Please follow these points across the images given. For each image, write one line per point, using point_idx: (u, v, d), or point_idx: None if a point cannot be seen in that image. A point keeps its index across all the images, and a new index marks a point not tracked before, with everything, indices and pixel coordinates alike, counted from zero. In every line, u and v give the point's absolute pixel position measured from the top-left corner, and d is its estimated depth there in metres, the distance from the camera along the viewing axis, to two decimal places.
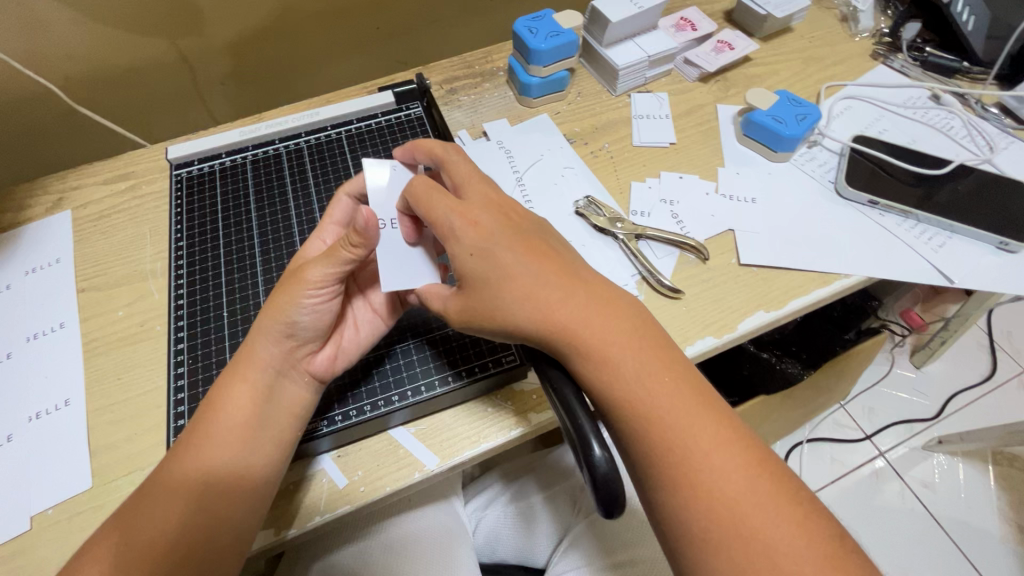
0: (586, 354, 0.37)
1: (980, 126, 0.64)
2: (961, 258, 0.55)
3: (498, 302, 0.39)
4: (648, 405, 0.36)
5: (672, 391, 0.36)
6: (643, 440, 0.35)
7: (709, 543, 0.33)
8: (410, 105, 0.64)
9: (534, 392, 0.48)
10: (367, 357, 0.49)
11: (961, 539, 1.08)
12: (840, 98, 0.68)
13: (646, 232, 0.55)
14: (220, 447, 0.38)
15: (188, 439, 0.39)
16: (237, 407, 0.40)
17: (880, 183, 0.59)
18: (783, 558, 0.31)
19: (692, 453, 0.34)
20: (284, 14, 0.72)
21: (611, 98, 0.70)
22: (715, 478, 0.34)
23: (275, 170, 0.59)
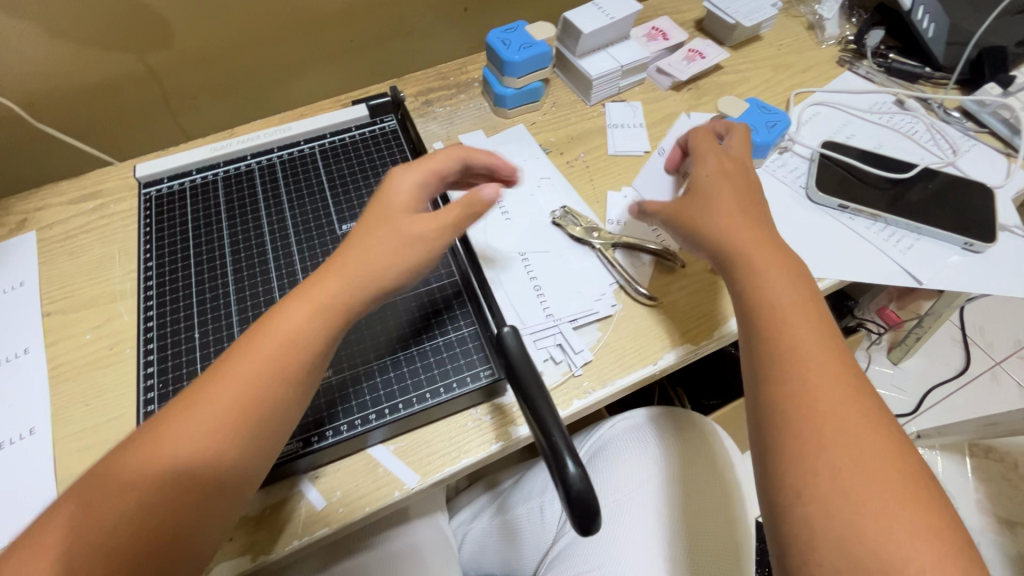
0: (788, 338, 0.41)
1: (943, 129, 0.66)
2: (930, 259, 0.57)
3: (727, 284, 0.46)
4: (822, 384, 0.39)
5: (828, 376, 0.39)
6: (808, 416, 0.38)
7: (819, 526, 0.34)
8: (385, 118, 0.63)
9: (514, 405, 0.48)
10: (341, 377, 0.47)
11: None
12: (809, 104, 0.69)
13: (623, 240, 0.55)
14: (233, 422, 0.35)
15: (197, 403, 0.35)
16: (259, 379, 0.36)
17: (849, 187, 0.60)
18: (887, 546, 0.32)
19: (844, 430, 0.37)
20: (255, 27, 0.72)
21: (586, 107, 0.70)
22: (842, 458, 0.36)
23: (248, 186, 0.58)
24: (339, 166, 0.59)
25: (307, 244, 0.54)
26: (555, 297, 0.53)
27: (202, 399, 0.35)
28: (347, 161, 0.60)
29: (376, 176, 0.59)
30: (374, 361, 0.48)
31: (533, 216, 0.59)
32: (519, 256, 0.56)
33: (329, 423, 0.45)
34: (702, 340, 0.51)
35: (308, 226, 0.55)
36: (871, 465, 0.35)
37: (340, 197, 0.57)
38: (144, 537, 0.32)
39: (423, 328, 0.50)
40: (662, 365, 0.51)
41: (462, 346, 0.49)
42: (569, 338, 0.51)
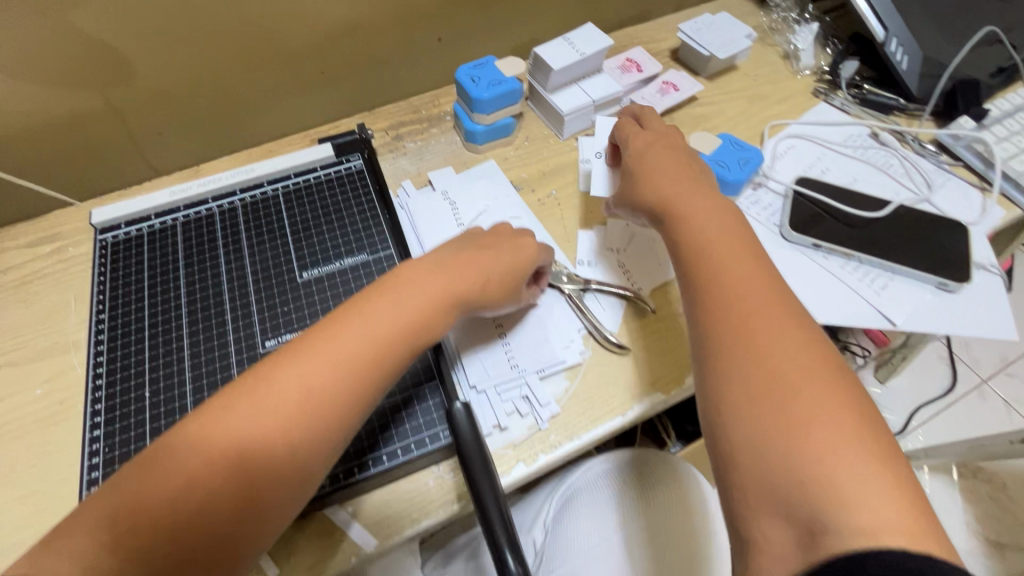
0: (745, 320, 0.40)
1: (917, 163, 0.66)
2: (903, 301, 0.56)
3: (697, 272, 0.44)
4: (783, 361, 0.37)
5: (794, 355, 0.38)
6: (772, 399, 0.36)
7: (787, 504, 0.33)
8: (350, 157, 0.62)
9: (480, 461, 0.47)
10: None
11: None
12: (784, 138, 0.69)
13: (592, 284, 0.54)
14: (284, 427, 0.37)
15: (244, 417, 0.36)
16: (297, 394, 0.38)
17: (823, 226, 0.59)
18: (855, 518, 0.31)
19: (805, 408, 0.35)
20: (222, 61, 0.71)
21: (559, 141, 0.69)
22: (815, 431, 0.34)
23: (207, 232, 0.56)
24: (304, 209, 0.58)
25: (267, 293, 0.53)
26: (524, 358, 0.50)
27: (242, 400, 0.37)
28: (311, 204, 0.58)
29: (340, 219, 0.57)
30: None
31: None
32: (492, 322, 0.52)
33: None
34: (673, 390, 0.50)
35: (268, 274, 0.54)
36: (841, 436, 0.33)
37: (303, 242, 0.56)
38: (167, 532, 0.33)
39: None
40: (632, 416, 0.49)
41: (422, 403, 0.47)
42: (537, 393, 0.49)
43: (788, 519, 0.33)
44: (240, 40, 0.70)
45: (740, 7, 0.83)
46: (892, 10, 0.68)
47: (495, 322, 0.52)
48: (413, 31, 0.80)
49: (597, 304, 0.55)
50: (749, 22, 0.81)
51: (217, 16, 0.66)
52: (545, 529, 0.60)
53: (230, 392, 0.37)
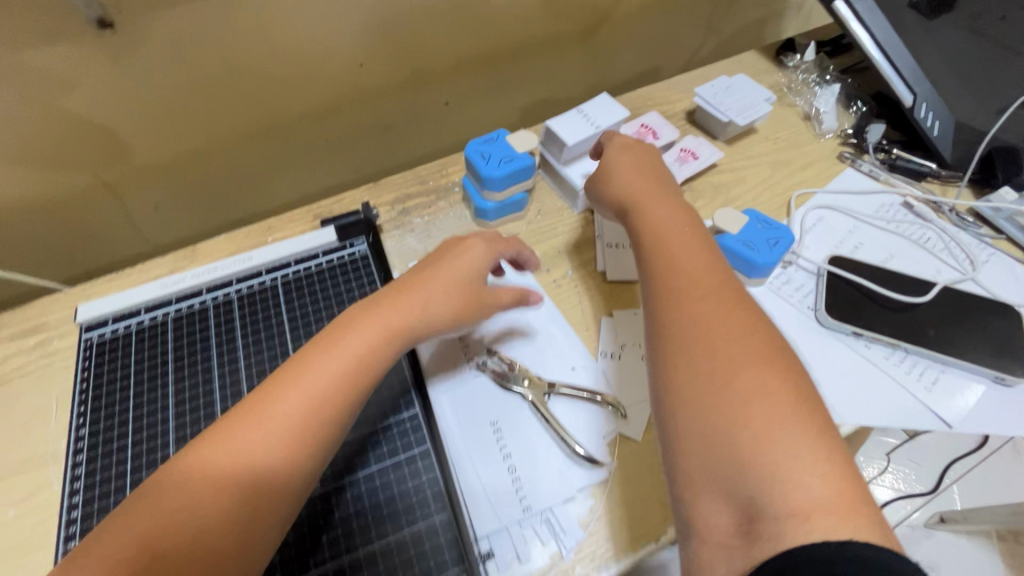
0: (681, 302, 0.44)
1: (957, 236, 0.61)
2: (958, 398, 0.51)
3: (665, 266, 0.48)
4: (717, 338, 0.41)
5: (725, 325, 0.42)
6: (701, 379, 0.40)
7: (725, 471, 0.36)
8: (355, 241, 0.58)
9: None
10: None
11: None
12: (812, 209, 0.65)
13: (557, 388, 0.49)
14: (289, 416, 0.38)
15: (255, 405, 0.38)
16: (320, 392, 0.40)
17: (863, 311, 0.55)
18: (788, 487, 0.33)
19: (728, 383, 0.39)
20: (222, 133, 0.68)
21: (574, 215, 0.66)
22: (741, 392, 0.38)
23: (200, 329, 0.52)
24: (302, 301, 0.54)
25: None
26: (532, 477, 0.46)
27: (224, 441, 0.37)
28: (312, 295, 0.55)
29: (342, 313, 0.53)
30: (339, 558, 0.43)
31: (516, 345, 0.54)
32: (490, 428, 0.48)
33: None
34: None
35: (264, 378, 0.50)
36: (754, 408, 0.37)
37: (301, 339, 0.52)
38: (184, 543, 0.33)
39: (388, 517, 0.44)
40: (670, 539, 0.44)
41: (433, 539, 0.43)
42: (559, 516, 0.45)
43: (729, 508, 0.35)
44: (240, 112, 0.67)
45: (756, 66, 0.81)
46: (919, 75, 0.66)
47: (491, 423, 0.49)
48: (420, 96, 0.78)
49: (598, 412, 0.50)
50: (766, 81, 0.79)
51: (216, 91, 0.64)
52: None
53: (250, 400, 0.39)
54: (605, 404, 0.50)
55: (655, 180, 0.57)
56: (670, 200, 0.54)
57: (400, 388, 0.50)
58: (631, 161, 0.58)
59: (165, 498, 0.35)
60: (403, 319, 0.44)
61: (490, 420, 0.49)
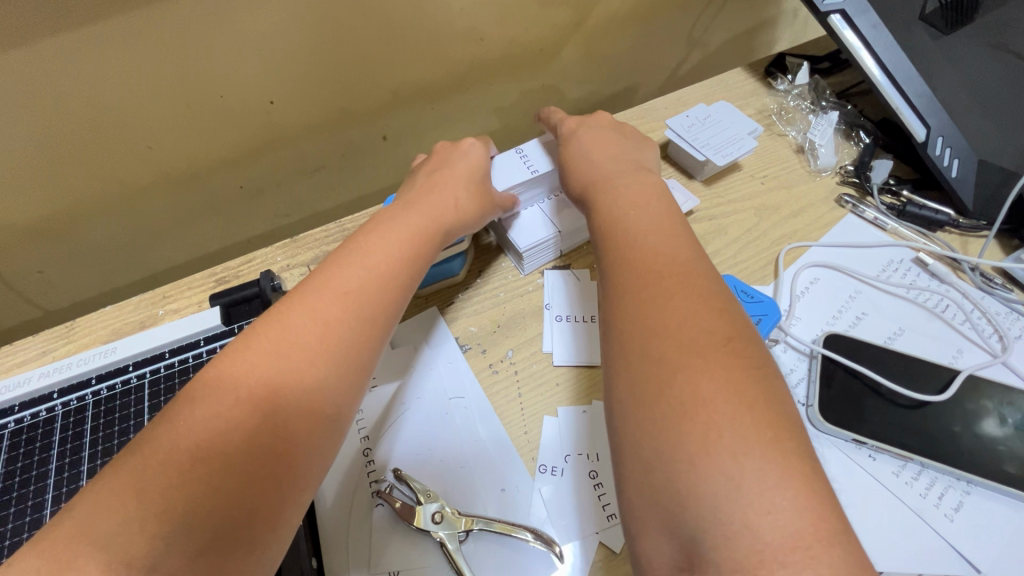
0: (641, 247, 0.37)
1: (980, 303, 0.51)
2: (987, 532, 0.40)
3: (611, 202, 0.43)
4: (666, 280, 0.34)
5: (680, 264, 0.35)
6: (651, 331, 0.31)
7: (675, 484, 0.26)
8: (245, 323, 0.48)
9: None
10: None
11: None
12: (804, 268, 0.54)
13: (473, 525, 0.40)
14: (300, 333, 0.35)
15: (258, 333, 0.35)
16: (322, 315, 0.36)
17: (866, 410, 0.44)
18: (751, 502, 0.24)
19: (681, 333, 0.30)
20: (111, 186, 0.59)
21: (519, 277, 0.55)
22: (699, 341, 0.30)
23: (41, 446, 0.42)
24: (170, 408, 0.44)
25: None
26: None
27: (244, 351, 0.33)
28: None
29: None
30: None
31: (422, 437, 0.45)
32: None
33: None
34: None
35: None
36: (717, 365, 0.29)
37: None
38: (195, 514, 0.28)
39: None
40: None
41: None
42: None
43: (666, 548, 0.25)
44: (129, 163, 0.58)
45: (743, 87, 0.70)
46: (935, 106, 0.54)
47: (389, 573, 0.40)
48: (352, 132, 0.67)
49: (531, 551, 0.40)
50: (753, 106, 0.68)
51: (94, 143, 0.54)
52: None
53: (241, 340, 0.35)
54: (534, 538, 0.40)
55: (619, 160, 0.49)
56: (636, 168, 0.47)
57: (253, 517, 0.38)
58: (592, 134, 0.52)
59: (136, 467, 0.28)
60: (414, 244, 0.44)
61: (389, 571, 0.40)
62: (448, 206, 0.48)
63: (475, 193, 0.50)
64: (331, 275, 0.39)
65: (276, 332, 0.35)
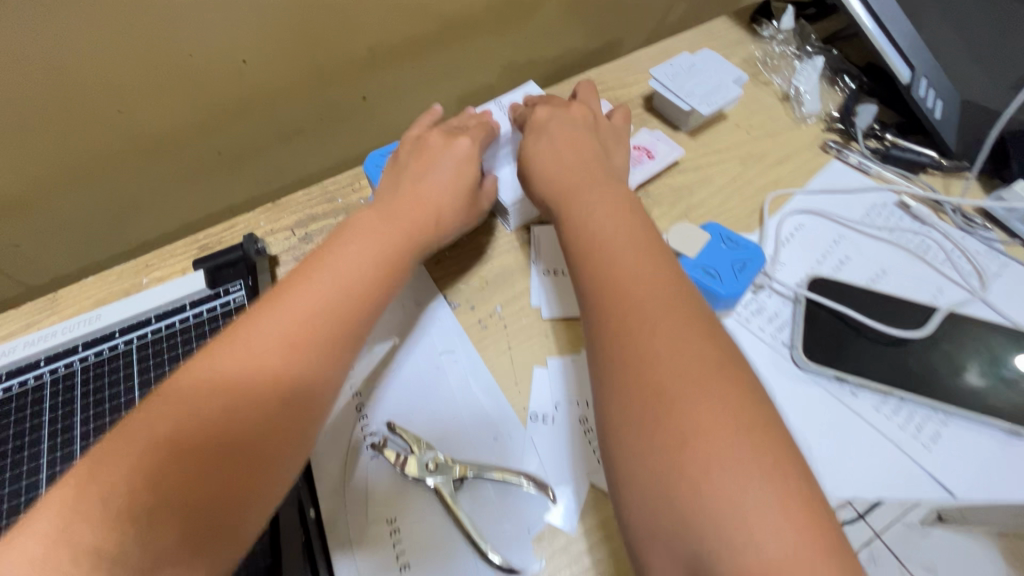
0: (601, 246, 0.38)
1: (961, 244, 0.51)
2: (963, 459, 0.42)
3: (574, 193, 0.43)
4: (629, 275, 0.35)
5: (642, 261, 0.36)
6: (631, 320, 0.33)
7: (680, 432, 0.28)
8: (231, 286, 0.48)
9: None
10: None
11: None
12: (789, 215, 0.54)
13: (467, 473, 0.41)
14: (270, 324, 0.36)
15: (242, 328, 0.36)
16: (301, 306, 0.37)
17: (848, 350, 0.45)
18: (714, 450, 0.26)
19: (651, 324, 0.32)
20: (84, 153, 0.57)
21: (506, 233, 0.55)
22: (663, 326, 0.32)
23: (32, 412, 0.42)
24: (161, 370, 0.44)
25: None
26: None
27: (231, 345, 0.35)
28: (172, 362, 0.44)
29: None
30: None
31: (409, 394, 0.45)
32: (387, 529, 0.40)
33: None
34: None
35: None
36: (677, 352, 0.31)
37: None
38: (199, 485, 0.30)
39: None
40: None
41: None
42: None
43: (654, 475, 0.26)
44: (101, 129, 0.56)
45: (729, 35, 0.69)
46: (919, 46, 0.54)
47: (388, 522, 0.40)
48: (330, 93, 0.66)
49: (528, 495, 0.41)
50: (739, 55, 0.67)
51: (63, 107, 0.52)
52: None
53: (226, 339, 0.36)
54: (526, 485, 0.41)
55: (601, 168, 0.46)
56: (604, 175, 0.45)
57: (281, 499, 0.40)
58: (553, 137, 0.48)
59: None
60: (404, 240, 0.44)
61: (387, 518, 0.40)
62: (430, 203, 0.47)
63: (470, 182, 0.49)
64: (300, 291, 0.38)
65: (242, 349, 0.34)
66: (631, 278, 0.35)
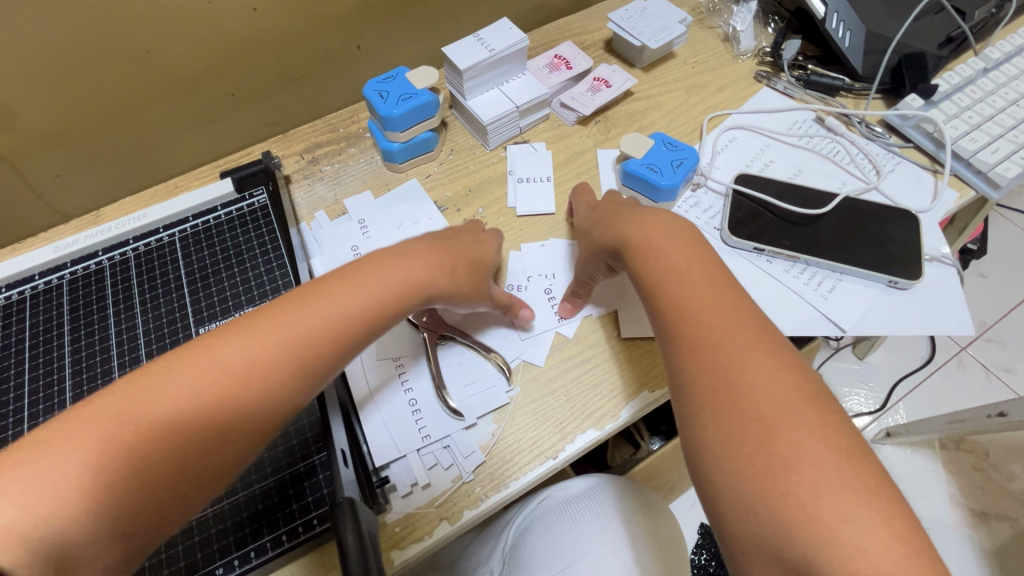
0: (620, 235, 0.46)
1: (865, 148, 0.62)
2: (853, 303, 0.52)
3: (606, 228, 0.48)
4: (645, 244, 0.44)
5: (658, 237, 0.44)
6: (662, 282, 0.41)
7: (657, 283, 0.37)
8: (254, 191, 0.57)
9: (447, 500, 0.44)
10: (208, 526, 0.41)
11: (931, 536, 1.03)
12: (724, 130, 0.64)
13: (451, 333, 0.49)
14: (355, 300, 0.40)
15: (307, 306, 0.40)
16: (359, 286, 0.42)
17: (766, 227, 0.55)
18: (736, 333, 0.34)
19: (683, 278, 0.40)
20: (117, 94, 0.64)
21: (486, 152, 0.64)
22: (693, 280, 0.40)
23: (96, 289, 0.51)
24: (201, 256, 0.53)
25: (159, 352, 0.48)
26: (432, 403, 0.47)
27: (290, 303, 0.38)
28: (210, 249, 0.53)
29: (242, 264, 0.52)
30: (247, 490, 0.43)
31: None
32: (393, 364, 0.48)
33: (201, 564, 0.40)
34: (605, 419, 0.47)
35: (161, 331, 0.49)
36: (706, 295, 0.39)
37: (200, 293, 0.51)
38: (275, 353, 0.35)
39: (279, 452, 0.44)
40: (576, 448, 0.46)
41: (325, 471, 0.43)
42: (459, 442, 0.45)
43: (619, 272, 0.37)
44: (133, 68, 0.63)
45: None
46: None
47: (393, 359, 0.49)
48: (328, 41, 0.74)
49: (509, 340, 0.50)
50: (688, 4, 0.76)
51: (98, 49, 0.60)
52: (502, 558, 0.59)
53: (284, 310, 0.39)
54: (499, 363, 0.49)
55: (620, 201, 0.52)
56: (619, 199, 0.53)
57: None
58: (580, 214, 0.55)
59: None
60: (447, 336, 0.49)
61: (392, 358, 0.49)
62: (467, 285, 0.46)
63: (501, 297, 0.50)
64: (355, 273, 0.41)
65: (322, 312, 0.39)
66: (643, 234, 0.44)
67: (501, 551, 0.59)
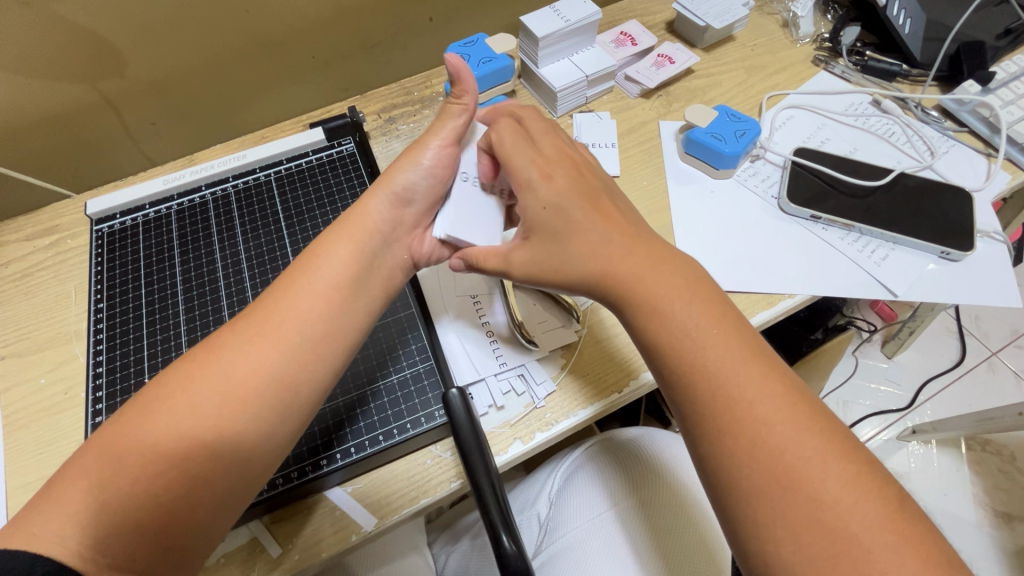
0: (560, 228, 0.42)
1: (921, 130, 0.64)
2: (904, 269, 0.55)
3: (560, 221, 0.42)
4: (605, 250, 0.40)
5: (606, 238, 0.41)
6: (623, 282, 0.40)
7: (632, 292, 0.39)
8: (343, 141, 0.61)
9: (524, 420, 0.48)
10: (315, 427, 0.46)
11: (947, 529, 1.05)
12: (783, 108, 0.67)
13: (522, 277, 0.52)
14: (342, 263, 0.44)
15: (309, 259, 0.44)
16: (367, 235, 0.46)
17: (824, 198, 0.58)
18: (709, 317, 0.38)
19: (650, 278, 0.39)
20: (215, 49, 0.68)
21: (553, 118, 0.68)
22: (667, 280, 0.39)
23: (202, 218, 0.56)
24: (295, 195, 0.58)
25: (262, 277, 0.53)
26: (506, 336, 0.51)
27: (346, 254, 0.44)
28: (303, 190, 0.58)
29: (333, 203, 0.57)
30: (347, 395, 0.47)
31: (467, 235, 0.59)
32: (469, 300, 0.53)
33: (304, 458, 0.44)
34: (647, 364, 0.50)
35: (262, 259, 0.54)
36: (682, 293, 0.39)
37: (295, 227, 0.56)
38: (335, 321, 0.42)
39: (374, 364, 0.48)
40: (626, 394, 0.49)
41: (418, 383, 0.48)
42: (532, 371, 0.49)
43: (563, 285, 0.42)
44: (228, 23, 0.66)
45: None
46: None
47: (472, 297, 0.53)
48: (402, 12, 0.77)
49: None
50: None
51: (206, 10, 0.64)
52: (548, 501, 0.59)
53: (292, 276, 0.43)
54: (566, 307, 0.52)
55: (517, 117, 0.49)
56: (542, 119, 0.48)
57: (404, 309, 0.51)
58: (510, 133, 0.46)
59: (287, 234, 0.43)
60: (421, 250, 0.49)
61: (471, 295, 0.53)
62: (377, 219, 0.46)
63: (426, 170, 0.47)
64: (333, 234, 0.45)
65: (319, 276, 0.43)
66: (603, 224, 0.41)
67: (547, 494, 0.60)
